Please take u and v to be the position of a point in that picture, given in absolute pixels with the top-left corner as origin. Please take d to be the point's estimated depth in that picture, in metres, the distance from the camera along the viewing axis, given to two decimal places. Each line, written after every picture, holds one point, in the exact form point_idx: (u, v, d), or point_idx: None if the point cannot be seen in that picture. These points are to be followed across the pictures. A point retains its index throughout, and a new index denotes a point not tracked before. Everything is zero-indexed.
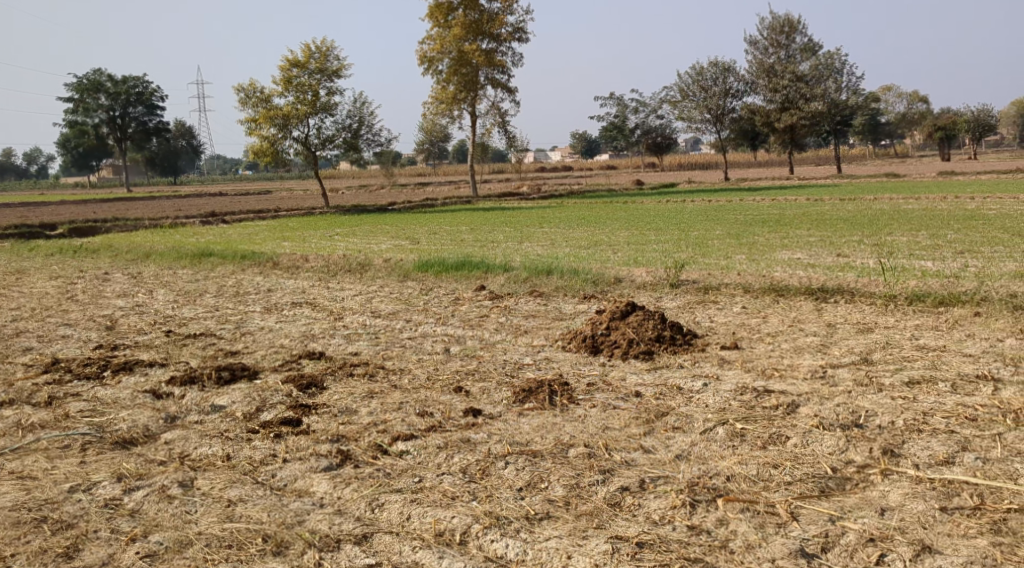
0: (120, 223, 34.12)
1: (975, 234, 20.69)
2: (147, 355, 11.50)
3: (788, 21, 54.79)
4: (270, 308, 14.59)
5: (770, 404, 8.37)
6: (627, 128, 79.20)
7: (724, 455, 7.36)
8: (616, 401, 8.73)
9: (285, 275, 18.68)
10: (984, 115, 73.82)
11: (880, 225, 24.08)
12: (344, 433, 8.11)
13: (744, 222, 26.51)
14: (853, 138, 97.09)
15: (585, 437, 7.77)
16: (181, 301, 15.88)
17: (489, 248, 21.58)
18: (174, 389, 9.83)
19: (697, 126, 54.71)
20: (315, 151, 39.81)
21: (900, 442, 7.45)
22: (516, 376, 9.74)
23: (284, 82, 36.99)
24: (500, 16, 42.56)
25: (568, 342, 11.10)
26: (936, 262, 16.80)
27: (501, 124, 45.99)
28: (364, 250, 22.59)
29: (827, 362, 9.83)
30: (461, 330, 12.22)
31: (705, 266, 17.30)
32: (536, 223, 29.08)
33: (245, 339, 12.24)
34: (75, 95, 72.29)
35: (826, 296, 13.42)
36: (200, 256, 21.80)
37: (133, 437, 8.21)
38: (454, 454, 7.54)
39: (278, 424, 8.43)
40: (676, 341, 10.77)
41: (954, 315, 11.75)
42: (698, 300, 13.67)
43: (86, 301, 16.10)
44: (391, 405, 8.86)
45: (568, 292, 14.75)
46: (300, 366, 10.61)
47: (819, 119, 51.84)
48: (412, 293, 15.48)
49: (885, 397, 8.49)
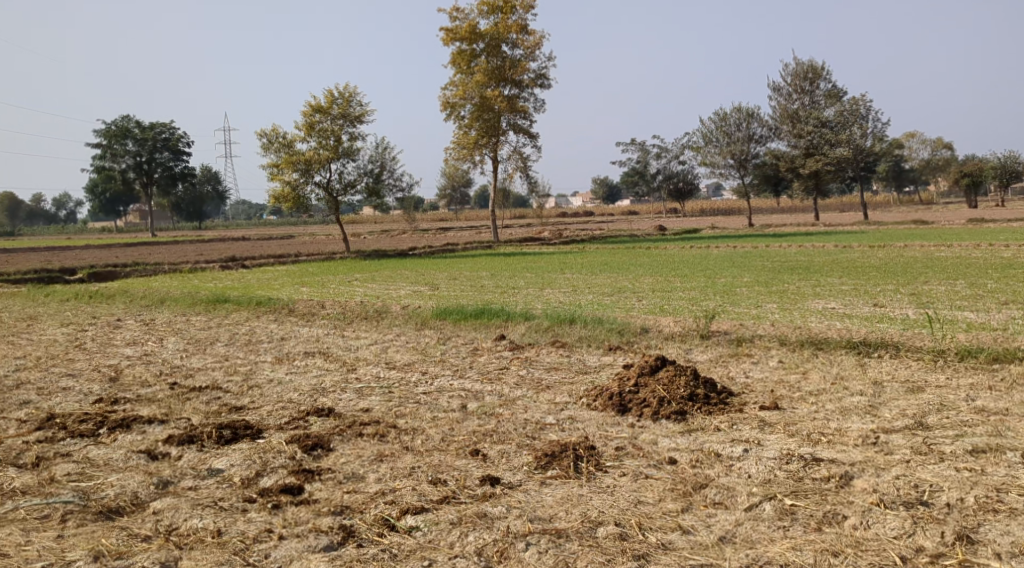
0: (140, 268, 33.60)
1: (1017, 285, 19.72)
2: (148, 411, 10.79)
3: (811, 67, 54.45)
4: (282, 359, 13.90)
5: (821, 476, 7.58)
6: (649, 174, 78.70)
7: (774, 538, 6.68)
8: (648, 469, 7.94)
9: (300, 323, 18.02)
10: (1012, 160, 72.30)
11: (915, 274, 23.02)
12: (349, 504, 7.42)
13: (771, 269, 25.65)
14: (877, 185, 95.88)
15: (615, 513, 7.07)
16: (191, 351, 15.21)
17: (509, 295, 20.86)
18: (171, 449, 9.11)
19: (720, 171, 54.08)
20: (337, 196, 39.39)
21: (975, 526, 6.74)
22: (538, 438, 8.95)
23: (306, 127, 36.70)
24: (523, 62, 42.26)
25: (593, 400, 10.29)
26: (979, 313, 15.93)
27: (523, 169, 45.41)
28: (383, 296, 21.93)
29: (878, 427, 8.97)
30: (480, 384, 11.43)
31: (736, 316, 16.47)
32: (558, 269, 28.30)
33: (253, 393, 11.52)
34: (103, 141, 72.44)
35: (869, 350, 12.58)
36: (214, 302, 21.24)
37: (120, 506, 7.55)
38: (470, 534, 6.89)
39: (277, 492, 7.72)
40: (711, 400, 9.95)
41: (1012, 374, 10.89)
42: (730, 353, 12.83)
43: (93, 350, 15.49)
44: (401, 471, 8.10)
45: (592, 343, 13.93)
46: (307, 424, 9.85)
47: (844, 166, 50.95)
48: (427, 343, 14.67)
49: (948, 469, 7.67)
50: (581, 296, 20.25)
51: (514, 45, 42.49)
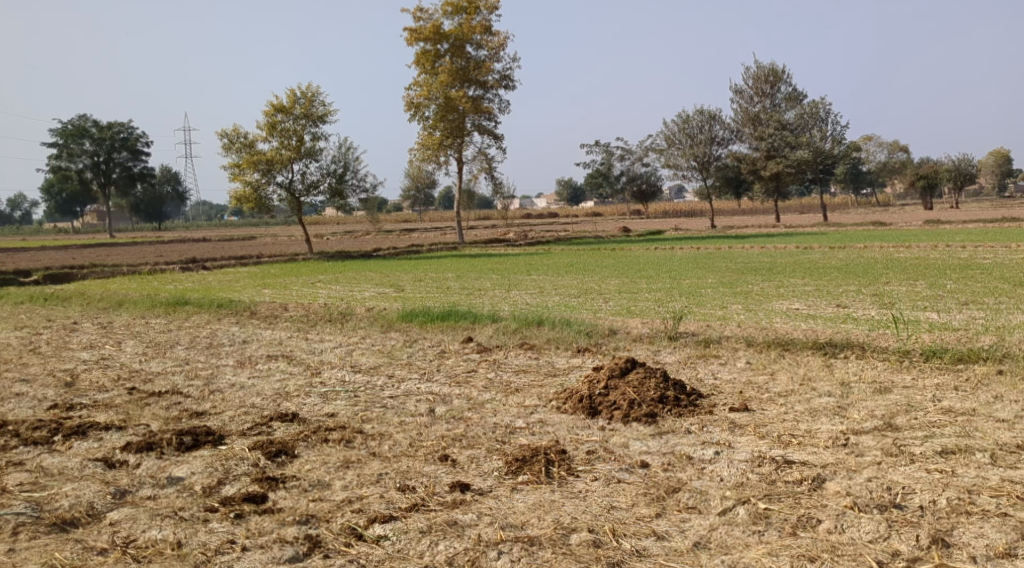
0: (97, 269, 32.90)
1: (976, 285, 19.97)
2: (104, 417, 10.47)
3: (772, 71, 54.95)
4: (243, 362, 13.62)
5: (794, 479, 7.52)
6: (613, 175, 79.19)
7: (749, 544, 6.62)
8: (621, 473, 7.83)
9: (262, 326, 17.69)
10: (966, 164, 73.52)
11: (875, 275, 23.15)
12: (314, 512, 7.25)
13: (735, 271, 25.71)
14: (835, 187, 97.06)
15: (588, 519, 6.98)
16: (151, 354, 14.85)
17: (475, 297, 20.72)
18: (129, 456, 8.83)
19: (683, 174, 54.26)
20: (300, 197, 38.94)
21: (949, 528, 6.73)
22: (508, 443, 8.81)
23: (268, 127, 36.24)
24: (487, 63, 42.12)
25: (563, 403, 10.17)
26: (940, 313, 16.10)
27: (488, 170, 45.24)
28: (348, 298, 21.55)
29: (848, 428, 8.93)
30: (448, 388, 11.26)
31: (704, 317, 16.46)
32: (523, 271, 28.18)
33: (214, 398, 11.24)
34: (59, 141, 70.88)
35: (835, 351, 12.59)
36: (174, 305, 20.80)
37: (75, 518, 7.31)
38: (439, 543, 6.77)
39: (240, 500, 7.51)
40: (681, 402, 9.87)
41: (976, 374, 10.97)
42: (698, 354, 12.78)
43: (48, 354, 15.07)
44: (368, 477, 7.91)
45: (560, 345, 13.83)
46: (270, 430, 9.62)
47: (804, 168, 51.44)
48: (394, 346, 14.47)
49: (920, 470, 7.65)
50: (547, 298, 20.10)
51: (478, 46, 42.33)
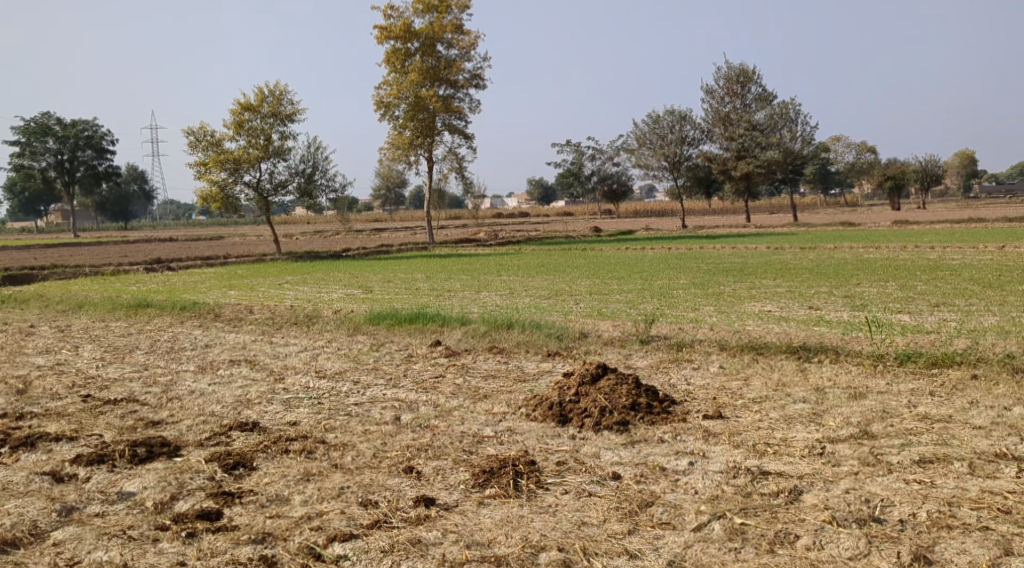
0: (58, 270, 32.14)
1: (948, 286, 19.95)
2: (56, 427, 10.04)
3: (743, 71, 54.99)
4: (205, 367, 13.20)
5: (770, 491, 7.30)
6: (584, 175, 79.20)
7: (724, 562, 6.41)
8: (591, 485, 7.54)
9: (226, 329, 17.26)
10: (933, 164, 74.00)
11: (846, 275, 23.13)
12: (271, 530, 6.92)
13: (707, 271, 25.59)
14: (805, 187, 97.52)
15: (557, 537, 6.72)
16: (108, 360, 14.35)
17: (446, 297, 20.66)
18: (79, 470, 8.43)
19: (654, 173, 54.05)
20: (267, 197, 38.36)
21: (931, 544, 6.54)
22: (476, 453, 8.51)
23: (234, 126, 35.59)
24: (458, 62, 41.81)
25: (533, 410, 9.88)
26: (913, 315, 16.00)
27: (459, 170, 44.89)
28: (314, 299, 21.19)
29: (824, 437, 8.72)
30: (414, 394, 10.93)
31: (675, 319, 16.30)
32: (493, 271, 27.73)
33: (173, 405, 10.83)
34: (21, 139, 69.36)
35: (808, 354, 12.38)
36: (136, 307, 20.26)
37: (16, 538, 6.95)
38: (400, 564, 6.48)
39: (193, 517, 7.16)
40: (654, 409, 9.61)
41: (951, 378, 10.84)
42: (671, 358, 12.58)
43: (2, 360, 14.54)
44: (329, 491, 7.57)
45: (530, 349, 13.57)
46: (229, 440, 9.25)
47: (774, 168, 51.63)
48: (361, 350, 14.16)
49: (897, 481, 7.45)
50: (518, 299, 19.98)
51: (449, 45, 41.96)
